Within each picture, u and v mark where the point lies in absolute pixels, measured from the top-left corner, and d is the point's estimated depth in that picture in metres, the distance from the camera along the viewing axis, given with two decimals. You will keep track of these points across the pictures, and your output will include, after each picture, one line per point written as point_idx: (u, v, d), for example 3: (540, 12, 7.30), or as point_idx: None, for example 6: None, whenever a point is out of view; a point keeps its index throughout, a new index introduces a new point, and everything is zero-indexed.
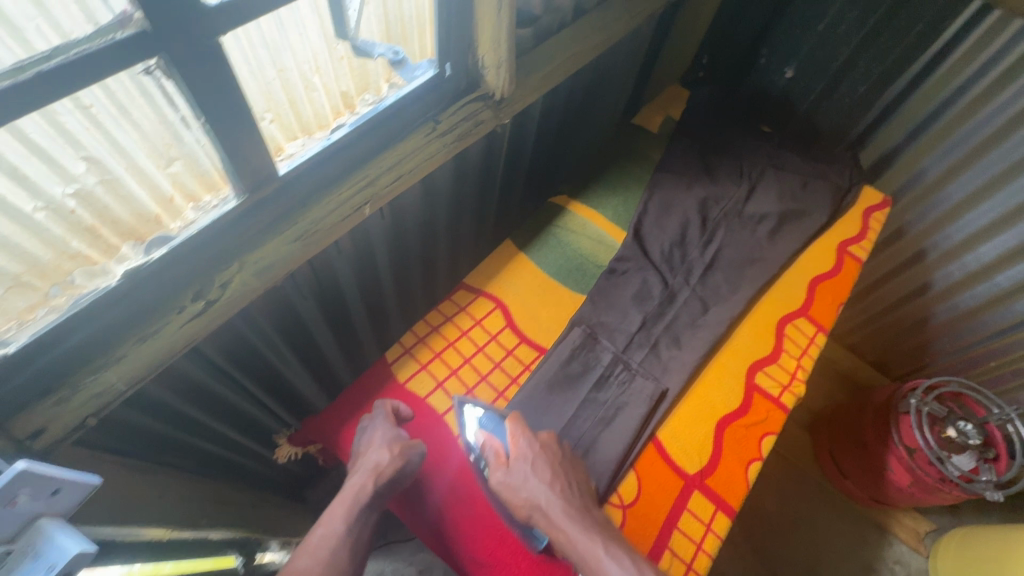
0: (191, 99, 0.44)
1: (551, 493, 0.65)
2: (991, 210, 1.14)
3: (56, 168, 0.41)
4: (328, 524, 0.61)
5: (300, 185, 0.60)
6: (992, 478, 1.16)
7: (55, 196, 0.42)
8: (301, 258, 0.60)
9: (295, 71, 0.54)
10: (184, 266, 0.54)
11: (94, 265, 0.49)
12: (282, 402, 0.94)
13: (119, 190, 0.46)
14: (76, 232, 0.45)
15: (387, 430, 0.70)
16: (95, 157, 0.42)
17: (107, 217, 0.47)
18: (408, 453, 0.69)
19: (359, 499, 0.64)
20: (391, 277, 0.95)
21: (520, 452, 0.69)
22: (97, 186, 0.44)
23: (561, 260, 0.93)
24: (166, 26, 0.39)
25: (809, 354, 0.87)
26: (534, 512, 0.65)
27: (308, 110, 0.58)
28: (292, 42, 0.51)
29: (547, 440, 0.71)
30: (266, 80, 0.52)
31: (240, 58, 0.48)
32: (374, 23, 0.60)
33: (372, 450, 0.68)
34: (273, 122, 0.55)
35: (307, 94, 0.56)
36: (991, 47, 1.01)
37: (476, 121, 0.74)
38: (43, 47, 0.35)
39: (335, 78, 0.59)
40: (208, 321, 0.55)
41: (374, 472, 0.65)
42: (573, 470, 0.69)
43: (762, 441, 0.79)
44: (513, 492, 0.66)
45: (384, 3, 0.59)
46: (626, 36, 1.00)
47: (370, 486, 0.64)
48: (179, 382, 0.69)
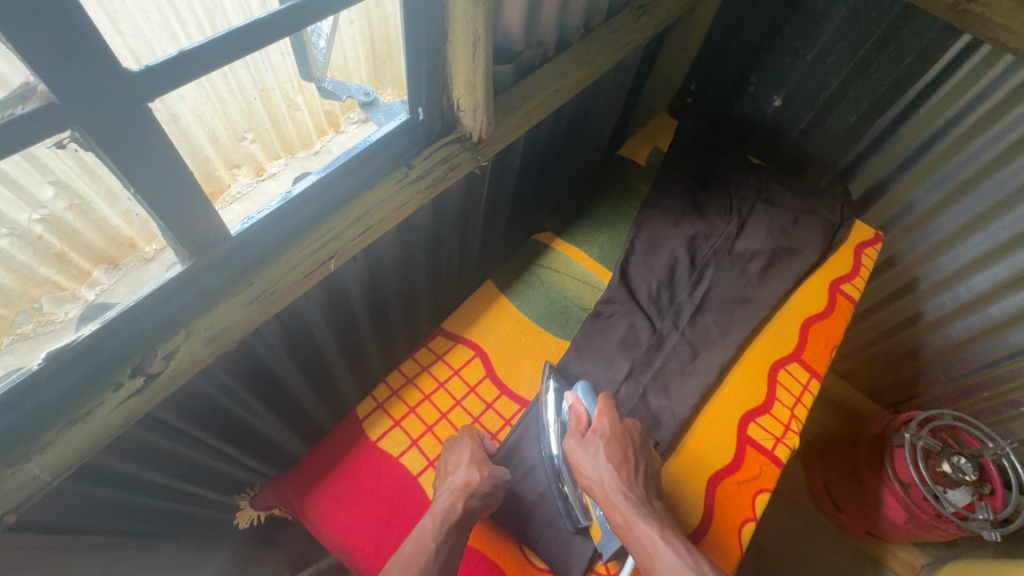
0: (118, 172, 0.40)
1: (614, 476, 0.64)
2: (983, 243, 1.12)
3: (21, 195, 0.38)
4: (420, 539, 0.60)
5: (258, 243, 0.56)
6: (989, 516, 1.12)
7: (22, 223, 0.39)
8: (259, 321, 0.56)
9: (278, 91, 0.52)
10: (122, 338, 0.49)
11: (64, 292, 0.46)
12: (255, 455, 0.87)
13: (91, 217, 0.44)
14: (45, 258, 0.43)
15: (476, 451, 0.70)
16: (65, 181, 0.40)
17: (77, 243, 0.44)
18: (497, 477, 0.68)
19: (450, 518, 0.62)
20: (369, 321, 0.90)
21: (601, 428, 0.69)
22: (66, 213, 0.42)
23: (545, 303, 0.89)
24: (76, 92, 0.34)
25: (803, 403, 0.83)
26: (594, 486, 0.66)
27: (290, 129, 0.57)
28: (274, 61, 0.50)
29: (631, 425, 0.71)
30: (247, 100, 0.50)
31: (221, 79, 0.46)
32: (358, 42, 0.58)
33: (460, 469, 0.67)
34: (254, 142, 0.53)
35: (289, 113, 0.55)
36: (980, 82, 0.99)
37: (452, 164, 0.71)
38: None
39: (321, 100, 0.58)
40: (149, 397, 0.50)
41: (463, 490, 0.64)
42: (644, 459, 0.68)
43: (755, 499, 0.74)
44: (581, 462, 0.67)
45: (369, 24, 0.58)
46: (611, 68, 0.96)
47: (461, 506, 0.63)
48: (133, 448, 0.63)
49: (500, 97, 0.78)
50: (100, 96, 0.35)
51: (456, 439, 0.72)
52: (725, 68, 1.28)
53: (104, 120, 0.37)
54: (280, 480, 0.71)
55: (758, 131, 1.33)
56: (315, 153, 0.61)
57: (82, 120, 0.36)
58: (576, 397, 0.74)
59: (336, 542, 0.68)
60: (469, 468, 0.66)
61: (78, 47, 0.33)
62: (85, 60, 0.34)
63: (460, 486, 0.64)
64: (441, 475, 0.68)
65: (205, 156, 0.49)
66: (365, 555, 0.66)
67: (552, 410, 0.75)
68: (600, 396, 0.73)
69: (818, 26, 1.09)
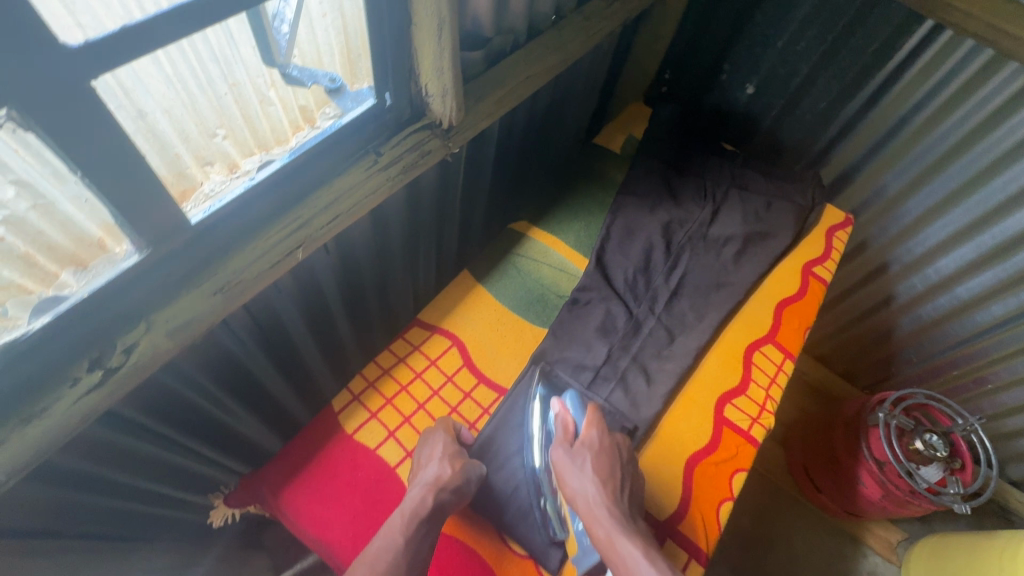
0: (60, 152, 0.38)
1: (599, 488, 0.62)
2: (950, 224, 1.16)
3: None
4: (388, 536, 0.59)
5: (219, 232, 0.54)
6: (959, 490, 1.16)
7: None
8: (224, 313, 0.54)
9: (249, 85, 0.51)
10: (79, 331, 0.47)
11: (30, 295, 0.45)
12: (228, 453, 0.86)
13: (54, 215, 0.43)
14: (8, 261, 0.42)
15: (449, 445, 0.69)
16: (26, 179, 0.39)
17: (43, 244, 0.43)
18: (470, 471, 0.67)
19: (419, 512, 0.61)
20: (344, 313, 0.89)
21: (589, 439, 0.68)
22: (29, 213, 0.41)
23: (521, 291, 0.89)
24: (16, 70, 0.33)
25: (777, 383, 0.85)
26: (577, 498, 0.64)
27: (264, 126, 0.55)
28: (244, 56, 0.49)
29: (620, 441, 0.69)
30: (217, 95, 0.48)
31: (186, 72, 0.45)
32: (331, 34, 0.58)
33: (432, 464, 0.66)
34: (226, 139, 0.52)
35: (262, 109, 0.54)
36: (943, 67, 1.02)
37: (422, 151, 0.70)
38: None
39: (291, 91, 0.56)
40: (110, 392, 0.48)
41: (434, 484, 0.63)
42: (629, 479, 0.66)
43: (733, 478, 0.75)
44: (565, 471, 0.66)
45: (342, 17, 0.57)
46: (585, 54, 0.96)
47: (430, 501, 0.62)
48: (96, 447, 0.61)
49: (471, 84, 0.77)
50: (43, 74, 0.34)
51: (430, 431, 0.71)
52: (699, 56, 1.28)
53: (54, 101, 0.36)
54: (256, 475, 0.70)
55: (732, 119, 1.35)
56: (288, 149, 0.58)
57: (24, 99, 0.34)
58: (565, 406, 0.73)
59: (313, 536, 0.67)
60: (441, 462, 0.66)
61: (17, 21, 0.31)
62: (20, 32, 0.32)
63: (431, 481, 0.64)
64: (413, 472, 0.67)
65: (174, 154, 0.49)
66: (343, 549, 0.65)
67: (536, 417, 0.73)
68: (588, 408, 0.72)
69: (788, 13, 1.10)
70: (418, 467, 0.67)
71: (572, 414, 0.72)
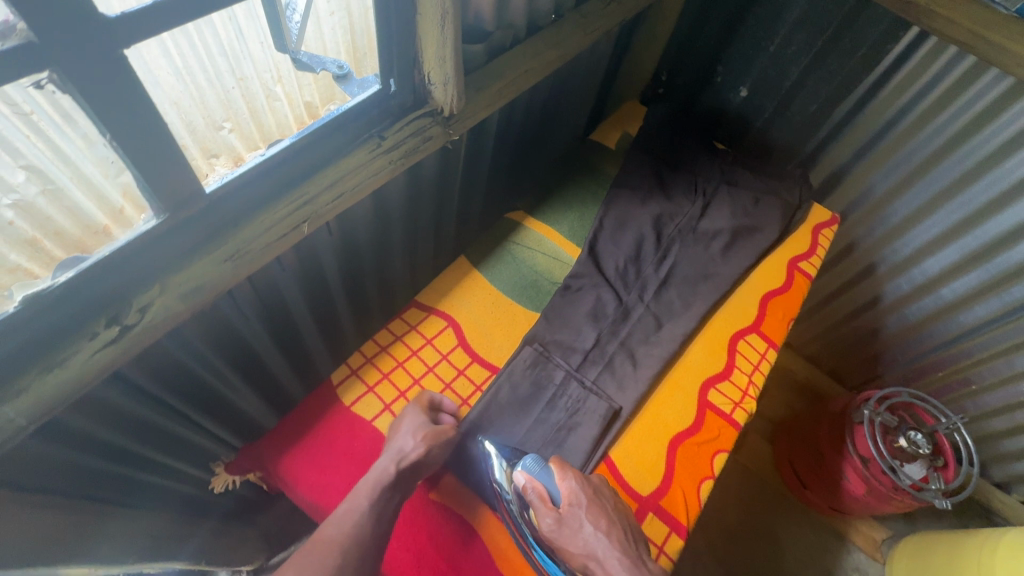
0: (91, 112, 0.41)
1: (607, 543, 0.62)
2: (935, 226, 1.19)
3: None
4: (353, 499, 0.63)
5: (232, 202, 0.58)
6: (940, 487, 1.20)
7: None
8: (233, 281, 0.58)
9: (256, 80, 0.56)
10: (98, 289, 0.50)
11: (36, 280, 0.48)
12: (225, 425, 0.88)
13: (64, 202, 0.47)
14: (17, 244, 0.46)
15: (418, 417, 0.71)
16: (36, 166, 0.43)
17: (50, 229, 0.47)
18: (437, 443, 0.69)
19: (382, 482, 0.64)
20: (343, 294, 0.92)
21: (573, 495, 0.66)
22: (38, 198, 0.45)
23: (516, 277, 0.92)
24: (57, 37, 0.36)
25: (760, 370, 0.88)
26: (589, 563, 0.63)
27: (269, 120, 0.60)
28: (253, 53, 0.54)
29: (597, 481, 0.69)
30: (224, 88, 0.53)
31: (199, 66, 0.50)
32: (338, 34, 0.64)
33: (400, 436, 0.69)
34: (232, 132, 0.57)
35: (268, 103, 0.59)
36: (928, 73, 1.06)
37: (424, 137, 0.73)
38: None
39: (298, 88, 0.62)
40: (124, 347, 0.52)
41: (397, 457, 0.66)
42: (625, 516, 0.66)
43: (714, 458, 0.79)
44: (565, 540, 0.64)
45: (348, 17, 0.63)
46: (582, 51, 1.00)
47: (395, 470, 0.65)
48: (102, 409, 0.64)
49: (472, 75, 0.81)
50: (80, 45, 0.38)
51: (407, 406, 0.74)
52: (694, 59, 1.32)
53: (88, 68, 0.39)
54: (254, 444, 0.73)
55: (725, 121, 1.39)
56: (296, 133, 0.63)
57: (63, 65, 0.38)
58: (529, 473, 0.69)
59: (308, 499, 0.70)
60: (406, 435, 0.68)
61: None
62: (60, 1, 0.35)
63: (399, 454, 0.67)
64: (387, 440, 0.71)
65: (182, 143, 0.53)
66: (329, 501, 0.69)
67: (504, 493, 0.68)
68: (551, 463, 0.70)
69: (780, 18, 1.14)
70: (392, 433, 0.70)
71: (538, 478, 0.69)
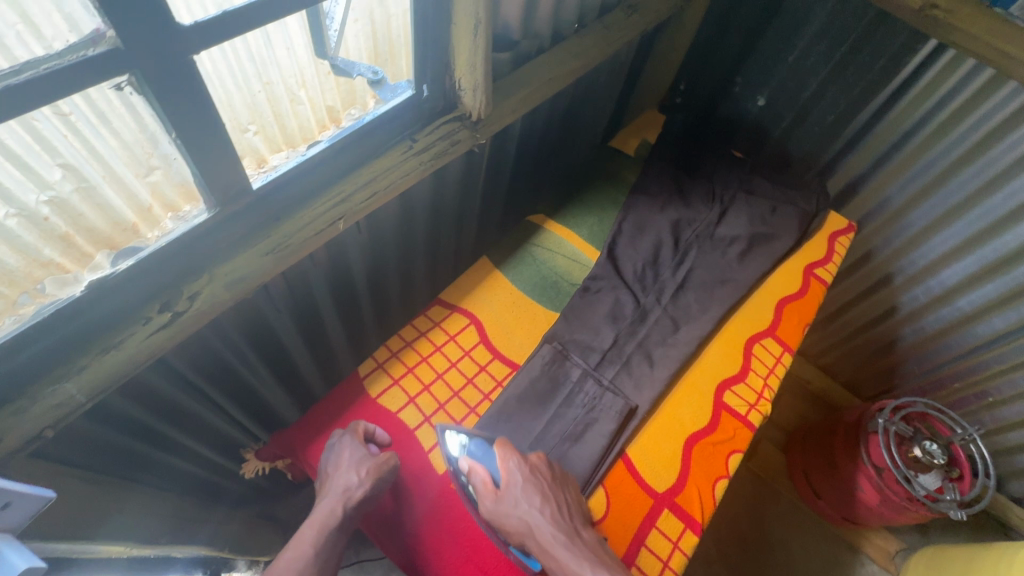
0: (159, 109, 0.45)
1: (542, 517, 0.64)
2: (952, 237, 1.20)
3: (31, 175, 0.42)
4: (298, 546, 0.63)
5: (276, 198, 0.61)
6: (956, 497, 1.19)
7: (29, 203, 0.43)
8: (273, 272, 0.61)
9: (281, 85, 0.56)
10: (151, 278, 0.54)
11: (66, 274, 0.49)
12: (253, 416, 0.92)
13: (96, 199, 0.47)
14: (49, 240, 0.46)
15: (355, 450, 0.70)
16: (72, 164, 0.44)
17: (81, 225, 0.48)
18: (380, 474, 0.68)
19: (328, 523, 0.65)
20: (368, 291, 0.95)
21: (511, 477, 0.67)
22: (72, 195, 0.46)
23: (536, 277, 0.94)
24: (140, 43, 0.40)
25: (775, 373, 0.89)
26: (525, 538, 0.64)
27: (292, 123, 0.60)
28: (279, 57, 0.55)
29: (537, 462, 0.70)
30: (251, 92, 0.54)
31: (226, 71, 0.51)
32: (363, 41, 0.63)
33: (341, 471, 0.68)
34: (256, 134, 0.58)
35: (292, 108, 0.59)
36: (946, 85, 1.07)
37: (452, 141, 0.76)
38: (23, 56, 0.37)
39: (320, 93, 0.62)
40: (175, 332, 0.55)
41: (344, 496, 0.66)
42: (564, 493, 0.68)
43: (729, 458, 0.80)
44: (502, 518, 0.65)
45: (372, 22, 0.63)
46: (604, 61, 1.03)
47: (341, 511, 0.66)
48: (146, 393, 0.67)
49: (500, 82, 0.84)
50: (157, 51, 0.41)
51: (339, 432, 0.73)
52: (713, 69, 1.35)
53: (161, 72, 0.43)
54: (285, 431, 0.76)
55: (742, 130, 1.40)
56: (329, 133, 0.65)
57: (143, 69, 0.42)
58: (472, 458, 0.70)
59: None
60: (348, 470, 0.67)
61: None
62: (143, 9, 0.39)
63: (342, 494, 0.67)
64: (325, 479, 0.70)
65: None
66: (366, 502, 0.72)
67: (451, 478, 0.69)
68: (495, 447, 0.71)
69: (799, 30, 1.16)
70: (336, 462, 0.69)
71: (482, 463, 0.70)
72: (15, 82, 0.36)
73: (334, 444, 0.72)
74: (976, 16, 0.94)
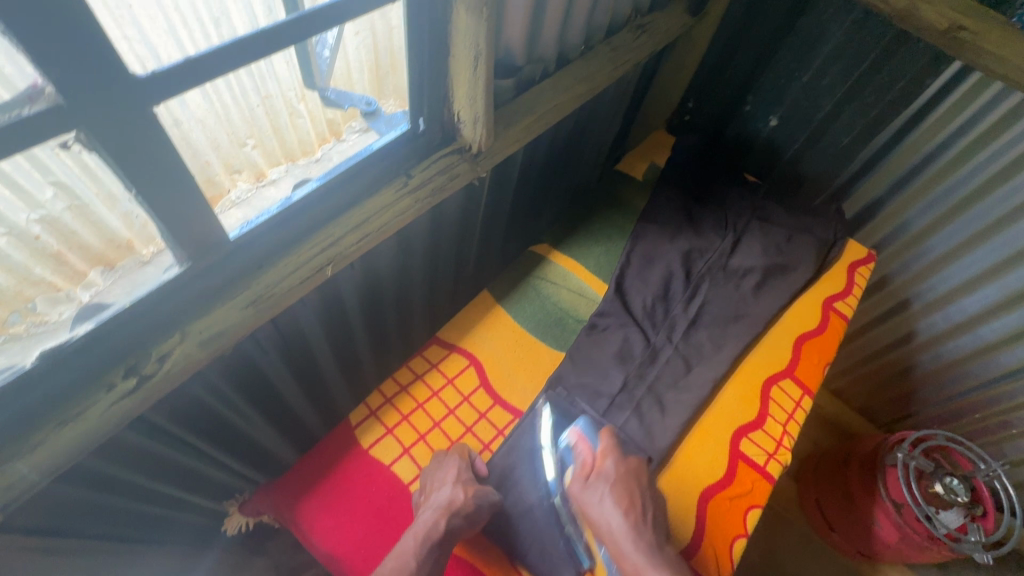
0: (117, 165, 0.40)
1: (621, 521, 0.66)
2: (975, 264, 1.14)
3: (21, 194, 0.39)
4: (401, 556, 0.60)
5: (257, 246, 0.56)
6: (980, 538, 1.12)
7: (19, 222, 0.40)
8: (254, 325, 0.56)
9: (281, 98, 0.53)
10: (117, 339, 0.49)
11: (58, 292, 0.47)
12: (243, 462, 0.86)
13: (89, 217, 0.44)
14: (40, 258, 0.44)
15: (462, 471, 0.69)
16: (64, 182, 0.41)
17: (74, 243, 0.45)
18: (482, 497, 0.67)
19: (431, 537, 0.62)
20: (364, 329, 0.90)
21: (605, 470, 0.70)
22: (65, 214, 0.42)
23: (540, 313, 0.89)
24: (84, 97, 0.35)
25: (795, 419, 0.84)
26: (603, 531, 0.67)
27: (292, 137, 0.57)
28: (277, 70, 0.51)
29: (635, 464, 0.71)
30: (249, 107, 0.50)
31: (223, 85, 0.46)
32: (362, 53, 0.59)
33: (445, 487, 0.66)
34: (255, 148, 0.54)
35: (291, 121, 0.56)
36: (969, 108, 1.02)
37: (450, 175, 0.71)
38: (21, 85, 0.34)
39: (322, 108, 0.59)
40: (142, 398, 0.50)
41: (446, 509, 0.63)
42: (651, 501, 0.69)
43: (747, 514, 0.74)
44: (585, 504, 0.69)
45: (373, 35, 0.59)
46: (611, 83, 0.98)
47: (443, 525, 0.62)
48: (122, 451, 0.62)
49: (500, 110, 0.79)
50: (108, 99, 0.36)
51: (443, 456, 0.71)
52: (722, 87, 1.30)
53: (109, 125, 0.38)
54: (271, 487, 0.71)
55: (754, 150, 1.35)
56: (316, 161, 0.61)
57: (91, 124, 0.37)
58: (579, 434, 0.75)
59: (326, 550, 0.67)
60: (454, 486, 0.66)
61: (83, 51, 0.34)
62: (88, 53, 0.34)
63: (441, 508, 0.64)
64: (420, 498, 0.68)
65: (206, 161, 0.50)
66: (355, 564, 0.66)
67: (548, 448, 0.74)
68: (601, 431, 0.75)
69: (813, 49, 1.11)
70: (438, 482, 0.67)
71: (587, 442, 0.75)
72: None
73: (428, 472, 0.70)
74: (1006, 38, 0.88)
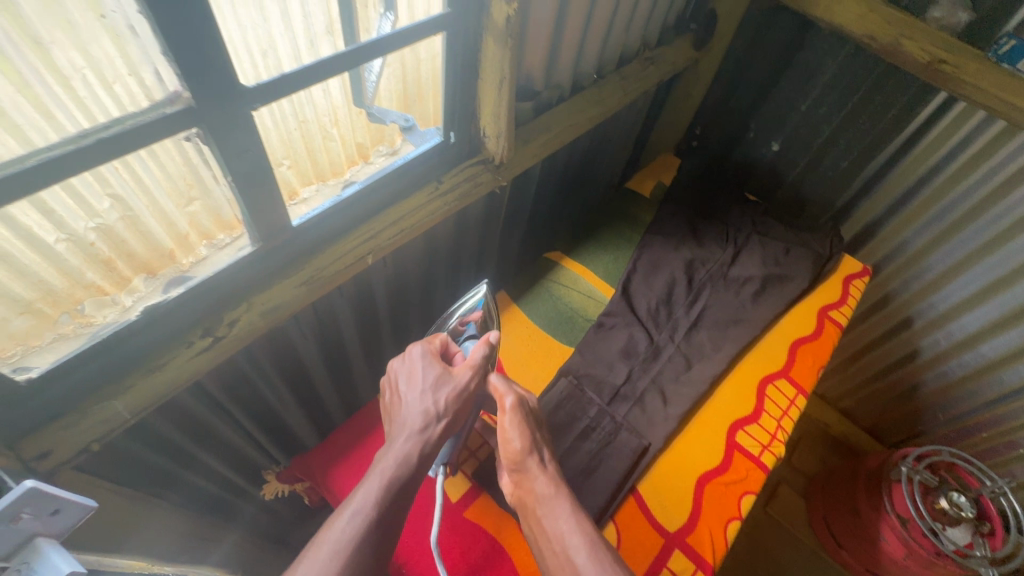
0: (220, 158, 0.52)
1: (545, 460, 0.68)
2: (973, 281, 1.19)
3: (82, 205, 0.47)
4: (372, 486, 0.57)
5: (310, 235, 0.66)
6: (986, 554, 1.13)
7: (78, 229, 0.47)
8: (306, 302, 0.66)
9: (315, 123, 0.61)
10: (197, 306, 0.59)
11: (105, 296, 0.54)
12: (274, 440, 0.94)
13: (139, 227, 0.52)
14: (92, 264, 0.50)
15: (430, 377, 0.69)
16: (120, 195, 0.48)
17: (122, 251, 0.52)
18: (457, 414, 0.68)
19: (408, 464, 0.61)
20: (389, 322, 0.99)
21: (535, 414, 0.72)
22: (118, 223, 0.50)
23: (552, 312, 0.98)
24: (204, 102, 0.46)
25: (790, 415, 0.89)
26: (524, 464, 0.67)
27: (323, 158, 0.66)
28: (314, 96, 0.59)
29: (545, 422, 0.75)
30: (287, 130, 0.59)
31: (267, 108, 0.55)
32: (392, 82, 0.69)
33: (417, 401, 0.66)
34: (289, 168, 0.62)
35: (324, 143, 0.64)
36: (958, 135, 1.09)
37: (475, 183, 0.82)
38: (154, 98, 0.46)
39: (351, 131, 0.67)
40: (214, 355, 0.59)
41: (422, 435, 0.64)
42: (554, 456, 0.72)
43: (741, 500, 0.80)
44: (505, 432, 0.68)
45: (403, 66, 0.68)
46: (621, 108, 1.08)
47: (421, 451, 0.63)
48: (181, 415, 0.70)
49: (521, 129, 0.89)
50: (220, 104, 0.48)
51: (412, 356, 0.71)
52: (727, 115, 1.40)
53: (219, 123, 0.49)
54: (306, 455, 0.78)
55: (757, 174, 1.44)
56: (344, 182, 0.69)
57: (208, 123, 0.48)
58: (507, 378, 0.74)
59: None
60: (428, 400, 0.66)
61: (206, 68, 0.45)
62: (207, 64, 0.45)
63: (419, 433, 0.64)
64: (399, 411, 0.67)
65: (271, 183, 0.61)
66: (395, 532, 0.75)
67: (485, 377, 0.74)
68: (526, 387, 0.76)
69: (811, 81, 1.20)
70: (415, 395, 0.67)
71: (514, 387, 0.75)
72: (109, 135, 0.43)
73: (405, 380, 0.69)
74: (1002, 80, 0.95)
